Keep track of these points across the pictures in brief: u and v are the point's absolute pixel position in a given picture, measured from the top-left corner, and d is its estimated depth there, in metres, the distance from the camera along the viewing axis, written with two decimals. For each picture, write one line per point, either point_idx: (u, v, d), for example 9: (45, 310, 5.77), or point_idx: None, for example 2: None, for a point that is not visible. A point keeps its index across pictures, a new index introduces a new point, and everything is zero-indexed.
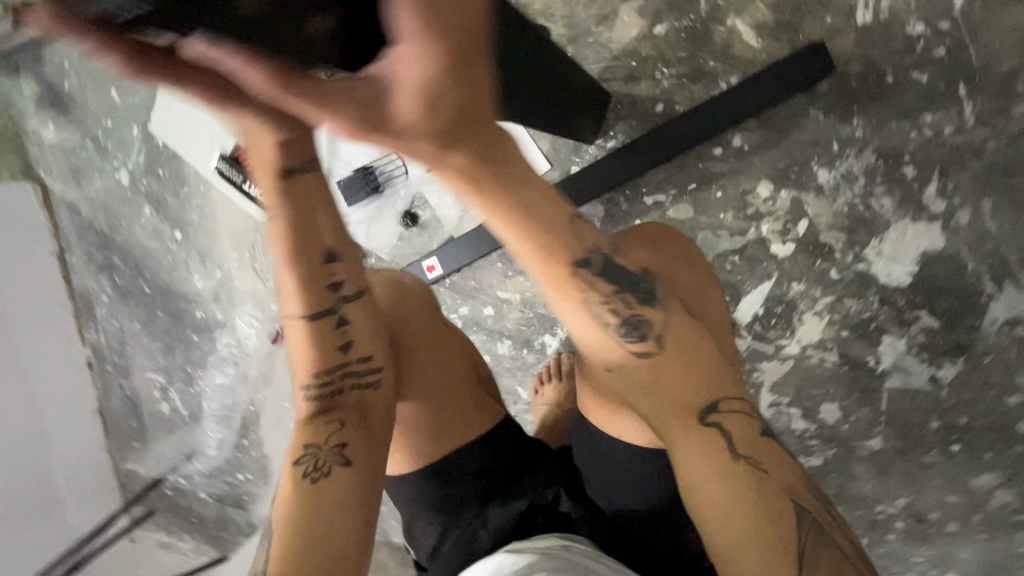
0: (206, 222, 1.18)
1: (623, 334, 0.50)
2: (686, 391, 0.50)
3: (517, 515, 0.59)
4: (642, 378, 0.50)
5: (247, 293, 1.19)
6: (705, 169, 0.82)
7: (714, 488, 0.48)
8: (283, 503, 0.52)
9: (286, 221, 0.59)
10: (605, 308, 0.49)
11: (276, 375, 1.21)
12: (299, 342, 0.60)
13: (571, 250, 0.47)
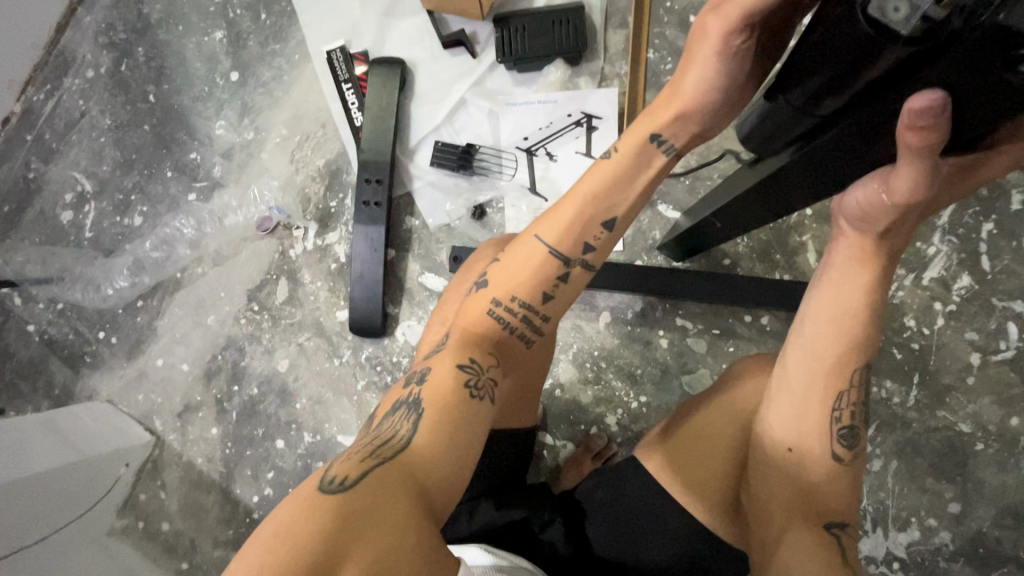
0: (275, 86, 1.11)
1: (839, 435, 0.58)
2: (832, 500, 0.57)
3: (504, 520, 0.64)
4: (817, 473, 0.58)
5: (268, 171, 1.10)
6: (732, 326, 0.98)
7: (815, 574, 0.52)
8: (434, 388, 0.56)
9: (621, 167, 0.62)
10: (844, 409, 0.58)
11: (233, 261, 1.10)
12: (522, 260, 0.64)
13: (861, 353, 0.57)
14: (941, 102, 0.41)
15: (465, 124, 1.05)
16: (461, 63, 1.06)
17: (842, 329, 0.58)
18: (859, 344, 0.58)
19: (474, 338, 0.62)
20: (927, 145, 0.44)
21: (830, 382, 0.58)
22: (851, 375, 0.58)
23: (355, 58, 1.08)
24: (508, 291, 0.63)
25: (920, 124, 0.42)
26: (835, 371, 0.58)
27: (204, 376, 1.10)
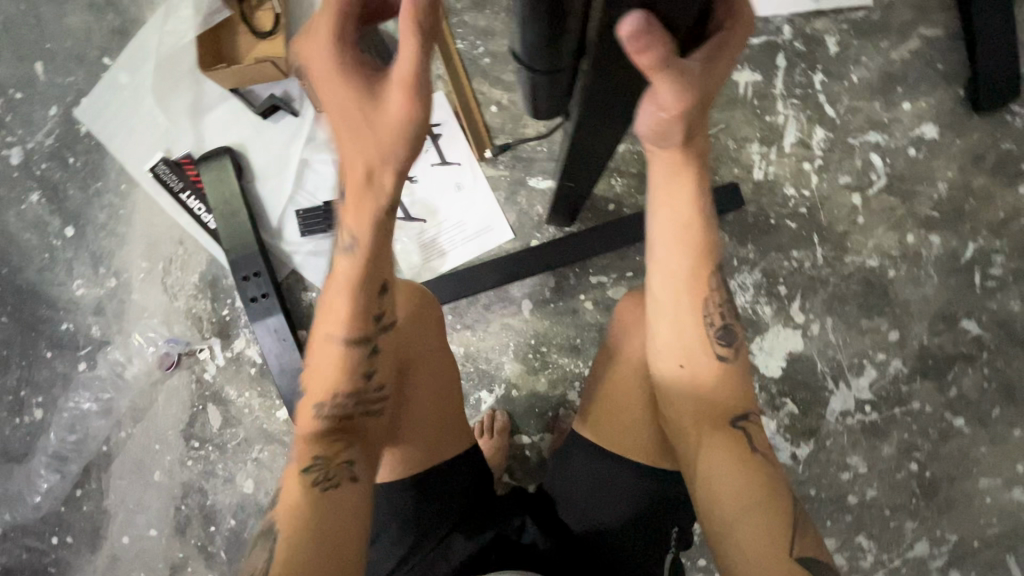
0: (114, 223, 1.05)
1: (717, 337, 0.61)
2: (732, 399, 0.60)
3: (479, 546, 0.63)
4: (711, 380, 0.60)
5: (146, 309, 1.05)
6: (642, 262, 1.00)
7: (729, 470, 0.57)
8: (284, 515, 0.55)
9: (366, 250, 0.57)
10: (714, 311, 0.61)
11: (154, 410, 1.05)
12: (327, 349, 0.59)
13: (704, 253, 0.61)
14: (642, 21, 0.40)
15: (316, 185, 1.03)
16: (285, 127, 1.03)
17: (683, 235, 0.60)
18: (704, 248, 0.60)
19: (312, 442, 0.58)
20: (662, 61, 0.44)
21: (692, 291, 0.61)
22: (709, 281, 0.61)
23: (182, 164, 1.03)
24: (336, 382, 0.59)
25: (641, 47, 0.41)
26: (692, 286, 0.61)
27: (177, 532, 1.05)
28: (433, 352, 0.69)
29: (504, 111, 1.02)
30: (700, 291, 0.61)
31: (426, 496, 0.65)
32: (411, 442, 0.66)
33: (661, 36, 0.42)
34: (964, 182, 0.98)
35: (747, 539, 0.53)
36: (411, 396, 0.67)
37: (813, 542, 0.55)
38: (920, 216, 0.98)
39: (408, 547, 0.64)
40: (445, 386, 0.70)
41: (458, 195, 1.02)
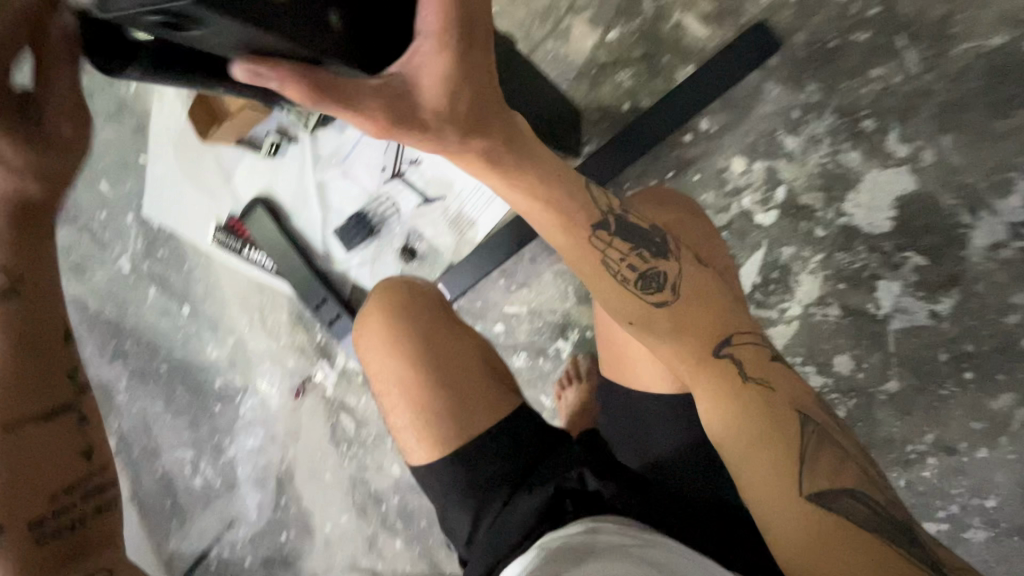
0: (212, 292, 1.21)
1: (641, 289, 0.56)
2: (700, 335, 0.56)
3: (541, 503, 0.61)
4: (654, 327, 0.56)
5: (264, 353, 1.21)
6: (681, 156, 0.87)
7: (724, 407, 0.54)
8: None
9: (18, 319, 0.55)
10: (622, 263, 0.56)
11: (305, 428, 1.24)
12: (54, 453, 0.56)
13: (582, 211, 0.56)
14: (246, 67, 0.40)
15: (338, 199, 1.05)
16: (292, 157, 1.06)
17: (554, 210, 0.55)
18: (580, 209, 0.56)
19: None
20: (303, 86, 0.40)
21: (586, 256, 0.56)
22: (595, 239, 0.56)
23: (232, 226, 1.13)
24: (35, 506, 0.54)
25: (267, 85, 0.40)
26: (582, 248, 0.56)
27: (361, 516, 1.26)
28: (443, 336, 0.76)
29: None
30: (594, 253, 0.56)
31: (475, 467, 0.68)
32: (447, 420, 0.71)
33: (282, 66, 0.40)
34: None
35: (763, 475, 0.51)
36: (433, 381, 0.73)
37: (836, 453, 0.52)
38: None
39: (472, 516, 0.66)
40: (465, 364, 0.74)
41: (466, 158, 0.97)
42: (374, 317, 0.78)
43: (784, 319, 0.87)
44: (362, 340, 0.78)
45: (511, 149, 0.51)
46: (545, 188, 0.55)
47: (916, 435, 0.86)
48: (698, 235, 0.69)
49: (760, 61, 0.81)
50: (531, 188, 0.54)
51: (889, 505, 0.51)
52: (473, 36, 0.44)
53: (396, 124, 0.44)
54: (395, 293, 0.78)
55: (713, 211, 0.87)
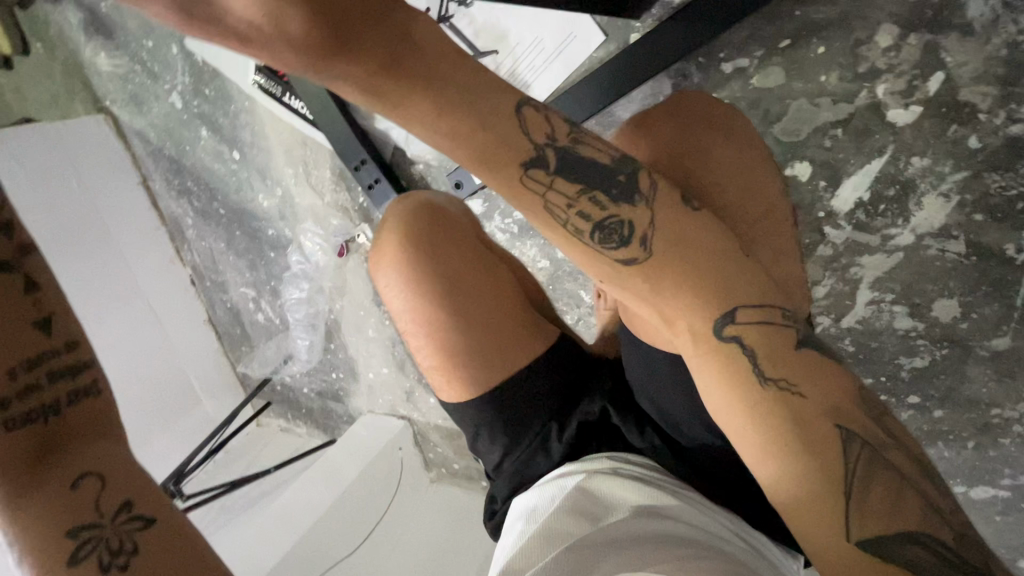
0: (258, 139, 1.17)
1: (603, 244, 0.40)
2: (693, 314, 0.42)
3: (570, 442, 0.62)
4: (624, 293, 0.42)
5: (309, 210, 1.20)
6: (805, 18, 0.66)
7: (750, 426, 0.43)
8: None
9: None
10: (571, 212, 0.40)
11: (349, 285, 1.27)
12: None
13: (512, 143, 0.37)
14: None
15: None
16: None
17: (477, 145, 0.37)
18: (505, 139, 0.37)
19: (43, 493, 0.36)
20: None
21: (528, 207, 0.40)
22: (527, 181, 0.39)
23: (273, 68, 1.05)
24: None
25: None
26: (518, 197, 0.39)
27: (400, 371, 1.34)
28: (468, 263, 0.69)
29: None
30: (534, 208, 0.40)
31: (504, 406, 0.65)
32: (480, 359, 0.66)
33: None
34: None
35: (796, 507, 0.42)
36: (461, 318, 0.66)
37: (891, 478, 0.42)
38: None
39: (502, 450, 0.65)
40: (494, 293, 0.68)
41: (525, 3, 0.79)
42: (385, 252, 0.70)
43: (885, 248, 0.71)
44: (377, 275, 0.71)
45: (393, 74, 0.34)
46: (461, 108, 0.35)
47: (1009, 401, 0.72)
48: (723, 161, 0.54)
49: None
50: (432, 120, 0.35)
51: (961, 547, 0.41)
52: None
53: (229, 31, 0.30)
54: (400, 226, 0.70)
55: (833, 99, 0.67)
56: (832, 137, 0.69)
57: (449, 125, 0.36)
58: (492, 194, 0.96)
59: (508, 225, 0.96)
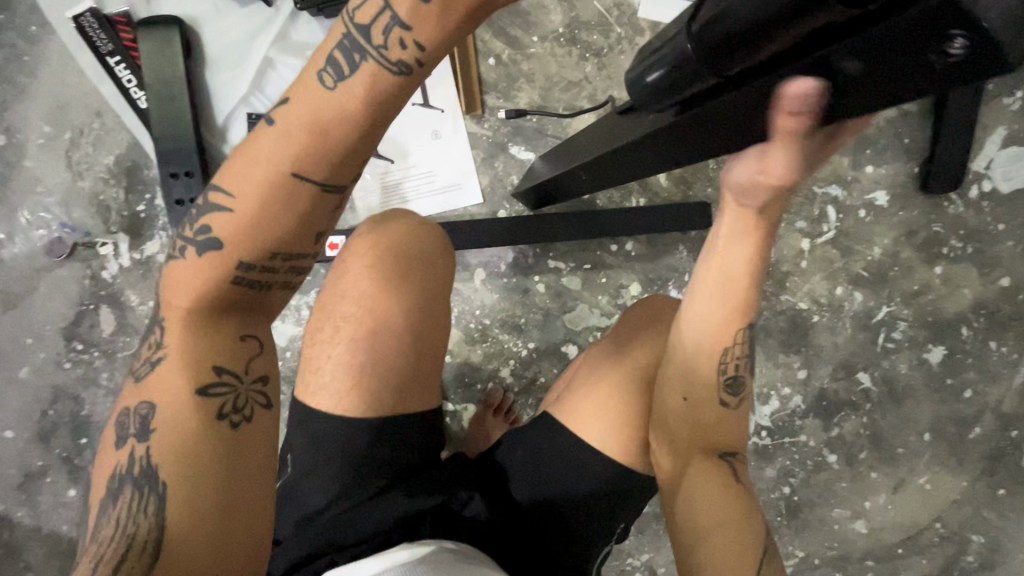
0: (14, 71, 0.88)
1: (726, 382, 0.63)
2: (719, 422, 0.63)
3: (420, 510, 0.61)
4: (707, 407, 0.63)
5: (41, 183, 0.89)
6: (601, 258, 1.00)
7: (725, 502, 0.60)
8: (172, 435, 0.44)
9: (313, 118, 0.39)
10: (732, 358, 0.62)
11: (34, 299, 0.91)
12: (263, 212, 0.42)
13: (752, 300, 0.60)
14: (815, 88, 0.39)
15: (275, 86, 0.90)
16: (254, 14, 0.89)
17: (734, 292, 0.60)
18: (749, 303, 0.60)
19: (213, 330, 0.46)
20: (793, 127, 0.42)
21: (722, 337, 0.61)
22: (739, 332, 0.62)
23: (115, 22, 0.86)
24: (254, 253, 0.43)
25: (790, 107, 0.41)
26: (726, 322, 0.61)
27: (39, 438, 0.94)
28: (430, 287, 0.69)
29: (501, 67, 0.94)
30: (728, 340, 0.61)
31: (375, 449, 0.64)
32: (386, 384, 0.65)
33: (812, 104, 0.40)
34: (895, 252, 1.05)
35: (725, 551, 0.57)
36: (383, 334, 0.66)
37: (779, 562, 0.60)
38: (852, 272, 1.05)
39: (330, 497, 0.62)
40: (437, 328, 0.69)
41: (435, 145, 0.94)
42: (381, 242, 0.69)
43: None
44: (353, 254, 0.69)
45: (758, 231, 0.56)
46: (744, 274, 0.59)
47: None
48: None
49: (697, 226, 0.98)
50: (735, 271, 0.59)
51: None
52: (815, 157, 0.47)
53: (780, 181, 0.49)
54: (384, 225, 0.71)
55: (602, 313, 1.00)
56: (594, 335, 1.00)
57: (742, 282, 0.59)
58: (319, 271, 0.95)
59: None
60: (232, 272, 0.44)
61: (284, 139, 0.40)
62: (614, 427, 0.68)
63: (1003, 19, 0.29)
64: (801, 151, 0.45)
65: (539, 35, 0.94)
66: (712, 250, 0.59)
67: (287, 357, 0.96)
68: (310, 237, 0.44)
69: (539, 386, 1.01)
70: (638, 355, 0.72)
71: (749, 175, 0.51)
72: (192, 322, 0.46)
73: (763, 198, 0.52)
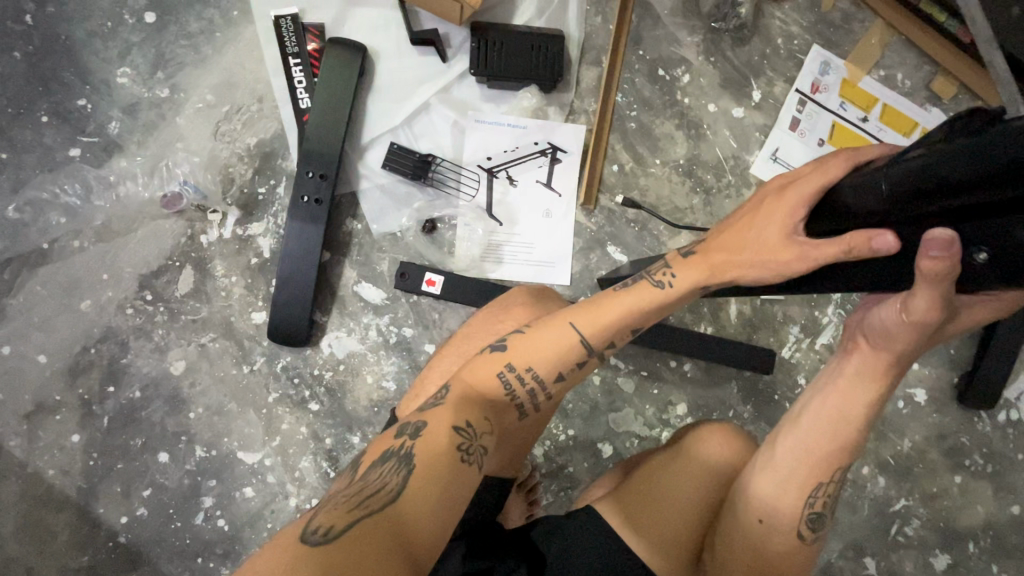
0: (201, 41, 0.95)
1: (807, 519, 0.56)
2: (777, 556, 0.56)
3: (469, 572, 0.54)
4: (776, 537, 0.56)
5: (183, 141, 0.94)
6: (658, 370, 1.04)
7: None
8: (432, 438, 0.46)
9: (657, 297, 0.54)
10: (817, 496, 0.55)
11: (127, 240, 0.93)
12: (550, 344, 0.53)
13: (858, 438, 0.54)
14: (948, 240, 0.41)
15: (424, 129, 0.98)
16: (428, 64, 0.99)
17: (841, 429, 0.54)
18: (856, 446, 0.54)
19: (476, 398, 0.51)
20: (935, 277, 0.43)
21: (815, 472, 0.55)
22: (835, 471, 0.55)
23: (308, 31, 0.95)
24: (544, 365, 0.53)
25: (933, 254, 0.41)
26: (824, 453, 0.54)
27: (68, 373, 0.92)
28: None
29: (621, 175, 1.03)
30: (821, 475, 0.55)
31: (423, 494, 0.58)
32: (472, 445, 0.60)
33: (954, 257, 0.41)
34: (922, 450, 1.10)
35: None
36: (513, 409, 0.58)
37: None
38: (880, 457, 1.09)
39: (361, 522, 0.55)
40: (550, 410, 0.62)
41: (544, 220, 1.00)
42: (522, 301, 0.64)
43: None
44: (504, 298, 0.66)
45: (890, 369, 0.52)
46: (860, 408, 0.53)
47: None
48: None
49: (754, 369, 1.03)
50: (854, 403, 0.53)
51: None
52: (947, 315, 0.47)
53: (923, 329, 0.47)
54: (542, 295, 0.67)
55: (645, 421, 1.02)
56: (631, 441, 1.02)
57: (857, 416, 0.53)
58: (400, 299, 0.97)
59: (390, 331, 0.97)
60: (524, 367, 0.53)
61: (637, 302, 0.54)
62: (666, 548, 0.61)
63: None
64: (948, 292, 0.44)
65: (663, 159, 1.04)
66: (829, 384, 0.54)
67: (339, 370, 0.96)
68: (567, 372, 0.54)
69: (565, 474, 1.01)
70: (703, 474, 0.64)
71: (886, 315, 0.49)
72: (473, 390, 0.52)
73: (901, 343, 0.50)
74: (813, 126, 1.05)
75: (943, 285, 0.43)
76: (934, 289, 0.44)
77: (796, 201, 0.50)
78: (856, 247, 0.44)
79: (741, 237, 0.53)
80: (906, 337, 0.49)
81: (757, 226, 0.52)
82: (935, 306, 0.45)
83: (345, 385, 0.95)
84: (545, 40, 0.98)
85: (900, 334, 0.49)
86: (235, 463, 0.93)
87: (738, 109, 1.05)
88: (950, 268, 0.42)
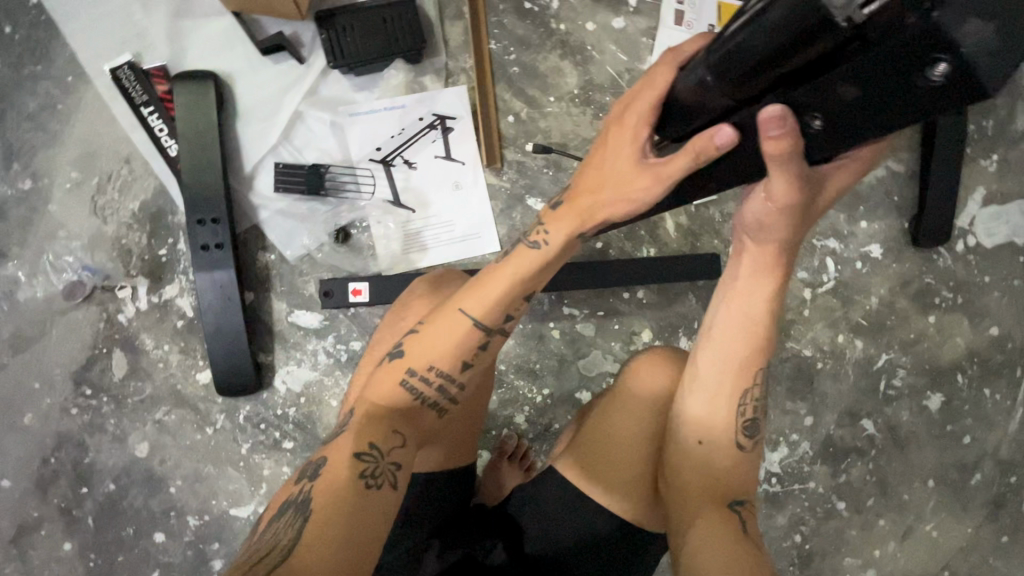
0: (45, 118, 0.90)
1: (743, 426, 0.58)
2: (728, 468, 0.57)
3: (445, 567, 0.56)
4: (719, 451, 0.58)
5: (65, 227, 0.90)
6: (614, 305, 1.02)
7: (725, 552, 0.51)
8: (331, 476, 0.49)
9: (540, 257, 0.55)
10: (745, 402, 0.58)
11: (46, 342, 0.90)
12: (444, 336, 0.55)
13: (768, 337, 0.58)
14: (780, 111, 0.41)
15: (304, 138, 0.94)
16: (286, 71, 0.93)
17: (748, 331, 0.57)
18: (765, 346, 0.58)
19: (381, 416, 0.53)
20: (783, 154, 0.44)
21: (738, 376, 0.58)
22: (756, 373, 0.58)
23: (150, 74, 0.89)
24: (443, 357, 0.54)
25: (771, 134, 0.42)
26: (739, 356, 0.58)
27: (37, 488, 0.91)
28: None
29: (519, 124, 0.99)
30: (745, 378, 0.58)
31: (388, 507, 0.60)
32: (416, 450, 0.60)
33: (791, 131, 0.42)
34: (891, 302, 1.10)
35: None
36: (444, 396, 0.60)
37: None
38: (851, 321, 1.09)
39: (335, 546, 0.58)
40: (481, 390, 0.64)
41: (455, 194, 0.97)
42: (426, 296, 0.64)
43: None
44: (406, 297, 0.65)
45: (776, 263, 0.55)
46: (761, 308, 0.57)
47: None
48: None
49: (706, 276, 1.02)
50: (754, 303, 0.57)
51: None
52: (812, 194, 0.49)
53: (792, 211, 0.50)
54: (442, 282, 0.68)
55: (615, 359, 1.02)
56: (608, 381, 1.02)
57: (760, 314, 0.57)
58: (338, 316, 0.95)
59: (338, 350, 0.95)
60: (426, 368, 0.54)
61: (521, 268, 0.55)
62: (624, 489, 0.61)
63: (983, 50, 0.30)
64: (801, 169, 0.46)
65: (556, 95, 0.99)
66: (728, 292, 0.58)
67: (301, 403, 0.95)
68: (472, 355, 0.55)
69: (553, 432, 1.01)
70: (644, 408, 0.63)
71: (757, 209, 0.52)
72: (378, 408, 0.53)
73: (777, 234, 0.53)
74: (698, 12, 0.99)
75: (795, 162, 0.45)
76: (789, 165, 0.45)
77: (636, 128, 0.52)
78: (703, 152, 0.47)
79: (601, 176, 0.54)
80: (779, 228, 0.52)
81: (611, 162, 0.53)
82: (797, 184, 0.47)
83: (311, 415, 0.94)
84: (396, 8, 0.92)
85: (773, 226, 0.52)
86: (230, 521, 0.93)
87: (618, 19, 1.00)
88: (794, 141, 0.43)
